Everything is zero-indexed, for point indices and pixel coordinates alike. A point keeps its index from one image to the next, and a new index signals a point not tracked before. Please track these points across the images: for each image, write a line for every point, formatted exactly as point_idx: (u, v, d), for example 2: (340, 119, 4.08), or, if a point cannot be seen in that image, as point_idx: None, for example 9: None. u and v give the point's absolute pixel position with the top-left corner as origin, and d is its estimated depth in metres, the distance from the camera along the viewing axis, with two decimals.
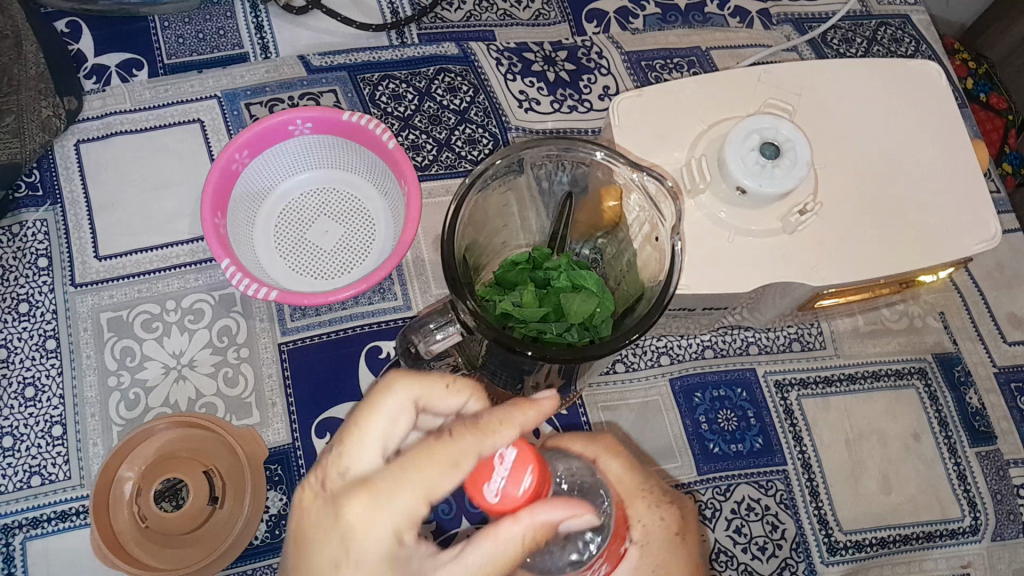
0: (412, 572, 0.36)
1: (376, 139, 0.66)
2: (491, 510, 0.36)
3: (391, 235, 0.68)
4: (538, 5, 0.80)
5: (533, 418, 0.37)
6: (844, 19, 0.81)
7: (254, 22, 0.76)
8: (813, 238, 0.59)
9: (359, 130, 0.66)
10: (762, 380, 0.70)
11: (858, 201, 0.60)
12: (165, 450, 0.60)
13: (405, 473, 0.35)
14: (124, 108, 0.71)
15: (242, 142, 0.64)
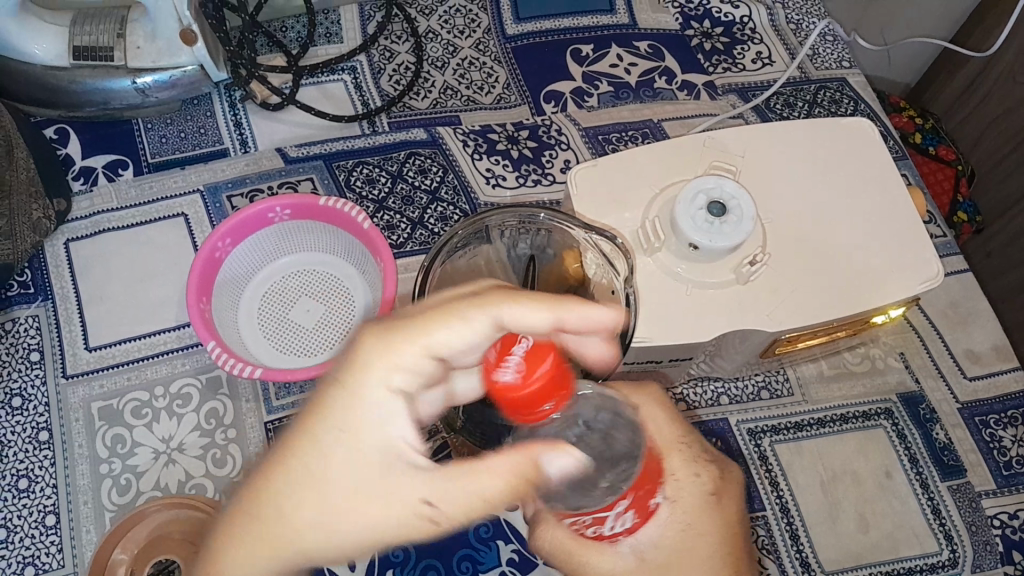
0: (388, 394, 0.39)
1: (352, 220, 0.69)
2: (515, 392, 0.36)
3: (370, 309, 0.72)
4: (499, 89, 0.85)
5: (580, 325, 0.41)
6: (785, 86, 0.87)
7: (233, 120, 0.81)
8: (767, 287, 0.62)
9: (335, 213, 0.70)
10: (735, 429, 0.73)
11: (807, 250, 0.64)
12: (156, 532, 0.61)
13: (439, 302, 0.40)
14: (111, 206, 0.75)
15: (224, 232, 0.68)
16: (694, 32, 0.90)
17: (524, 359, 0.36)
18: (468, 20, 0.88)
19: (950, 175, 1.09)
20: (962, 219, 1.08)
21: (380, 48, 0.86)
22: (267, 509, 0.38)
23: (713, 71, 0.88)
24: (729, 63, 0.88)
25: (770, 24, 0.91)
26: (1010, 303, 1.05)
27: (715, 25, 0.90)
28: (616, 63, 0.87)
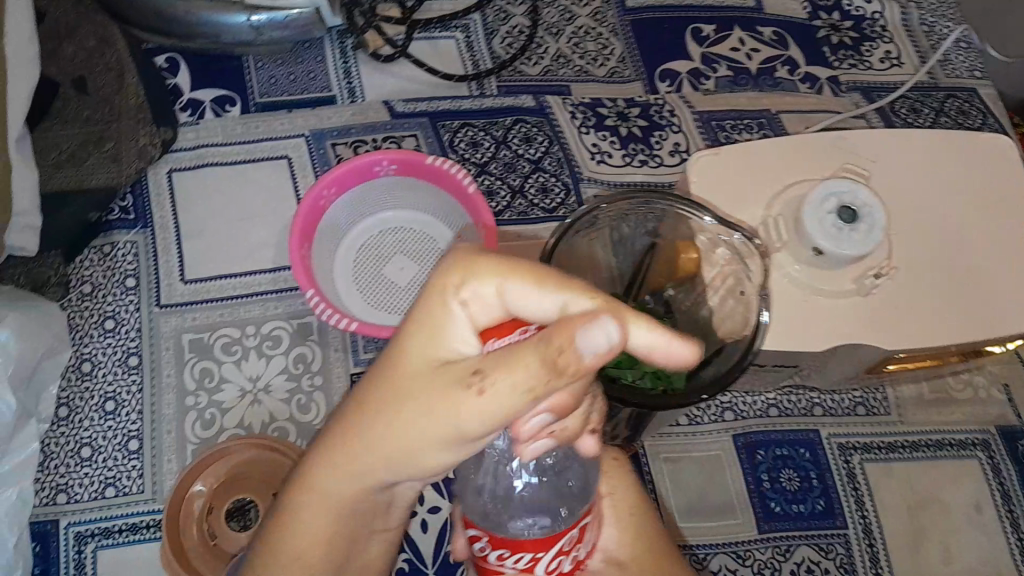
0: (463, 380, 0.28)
1: (456, 181, 0.69)
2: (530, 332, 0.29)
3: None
4: (614, 61, 0.82)
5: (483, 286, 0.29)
6: (912, 90, 0.83)
7: (343, 67, 0.79)
8: (885, 301, 0.60)
9: (441, 173, 0.69)
10: (826, 444, 0.70)
11: (933, 268, 0.61)
12: (239, 470, 0.61)
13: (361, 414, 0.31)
14: (215, 141, 0.75)
15: (330, 180, 0.68)
16: (822, 23, 0.86)
17: (500, 323, 0.30)
18: None
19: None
20: None
21: (495, 8, 0.83)
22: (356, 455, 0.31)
23: (839, 66, 0.84)
24: (856, 60, 0.84)
25: (902, 24, 0.87)
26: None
27: (845, 18, 0.86)
28: (738, 47, 0.83)
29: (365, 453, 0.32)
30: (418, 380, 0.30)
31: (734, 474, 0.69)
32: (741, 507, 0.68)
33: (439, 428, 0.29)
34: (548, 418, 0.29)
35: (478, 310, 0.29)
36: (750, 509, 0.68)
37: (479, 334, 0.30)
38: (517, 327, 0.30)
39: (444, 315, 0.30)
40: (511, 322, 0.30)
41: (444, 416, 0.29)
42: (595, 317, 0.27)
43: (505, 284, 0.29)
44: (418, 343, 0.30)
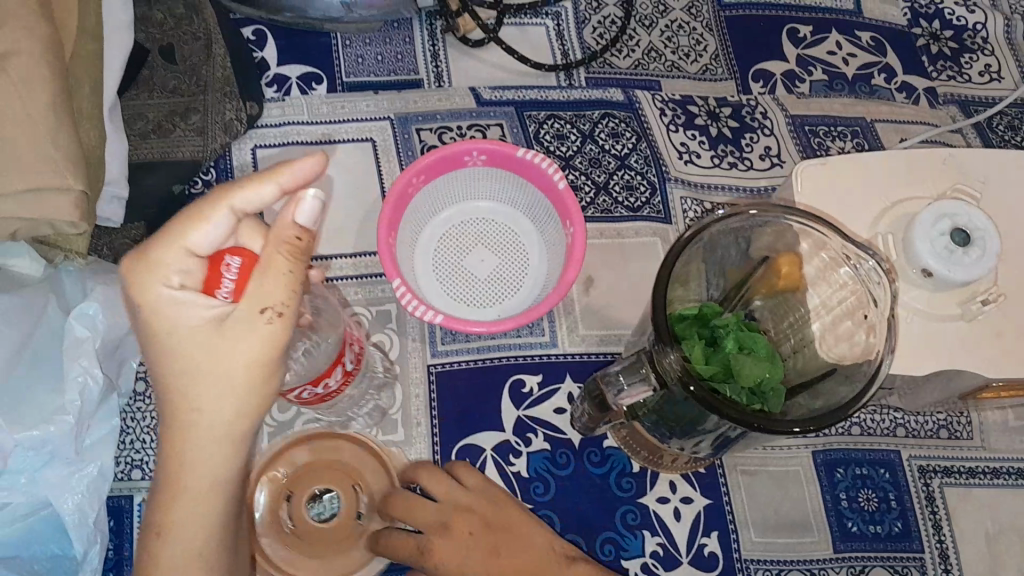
0: (232, 326, 0.43)
1: (547, 178, 0.66)
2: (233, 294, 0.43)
3: (547, 273, 0.69)
4: (706, 58, 0.79)
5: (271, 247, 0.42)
6: (1010, 106, 0.81)
7: (431, 49, 0.78)
8: (989, 328, 0.58)
9: (533, 168, 0.66)
10: (906, 465, 0.68)
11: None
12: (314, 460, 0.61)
13: (220, 356, 0.43)
14: (301, 119, 0.74)
15: (421, 168, 0.65)
16: (922, 31, 0.83)
17: (215, 276, 0.43)
18: None
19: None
20: None
21: None
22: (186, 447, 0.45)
23: (936, 77, 0.81)
24: (955, 72, 0.82)
25: (1005, 37, 0.84)
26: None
27: (945, 27, 0.83)
28: (835, 51, 0.81)
29: (199, 399, 0.44)
30: (183, 347, 0.43)
31: (813, 492, 0.66)
32: (817, 523, 0.65)
33: (256, 342, 0.43)
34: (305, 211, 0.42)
35: (187, 286, 0.43)
36: (826, 526, 0.65)
37: (194, 291, 0.43)
38: (226, 261, 0.42)
39: (162, 313, 0.43)
40: (220, 267, 0.42)
41: (249, 347, 0.43)
42: (300, 197, 0.42)
43: (167, 276, 0.42)
44: (172, 318, 0.43)
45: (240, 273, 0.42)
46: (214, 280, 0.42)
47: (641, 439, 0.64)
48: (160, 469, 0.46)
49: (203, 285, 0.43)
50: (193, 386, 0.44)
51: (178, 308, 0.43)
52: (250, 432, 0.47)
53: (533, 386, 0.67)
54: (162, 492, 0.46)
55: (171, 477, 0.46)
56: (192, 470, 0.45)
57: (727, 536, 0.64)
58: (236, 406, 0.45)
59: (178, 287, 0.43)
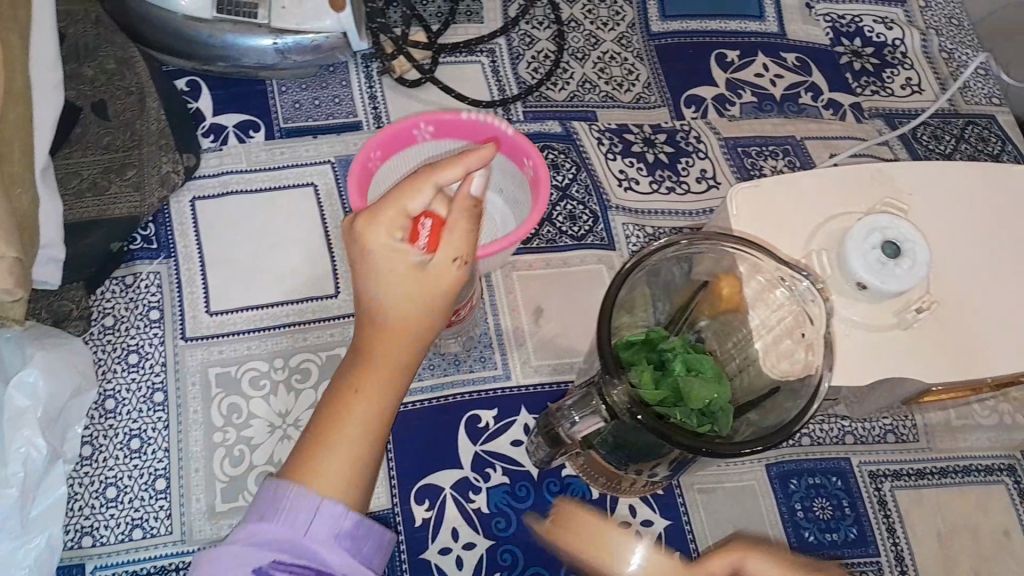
0: (429, 271, 0.46)
1: (497, 129, 0.70)
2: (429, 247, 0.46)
3: (513, 220, 0.72)
4: (640, 87, 0.81)
5: (457, 233, 0.46)
6: (932, 117, 0.84)
7: (368, 93, 0.78)
8: (921, 333, 0.60)
9: (476, 128, 0.70)
10: (856, 471, 0.70)
11: (970, 301, 0.62)
12: None
13: (404, 298, 0.46)
14: (240, 168, 0.73)
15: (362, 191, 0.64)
16: (845, 49, 0.86)
17: (411, 230, 0.47)
18: (612, 12, 0.84)
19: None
20: None
21: (521, 32, 0.82)
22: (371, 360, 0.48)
23: (861, 92, 0.84)
24: (879, 86, 0.85)
25: (922, 50, 0.87)
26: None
27: (866, 44, 0.86)
28: (762, 73, 0.83)
29: (400, 321, 0.47)
30: (388, 275, 0.46)
31: (768, 504, 0.68)
32: (776, 535, 0.67)
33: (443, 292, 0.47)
34: (475, 181, 0.46)
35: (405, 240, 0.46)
36: (784, 537, 0.67)
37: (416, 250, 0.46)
38: (421, 221, 0.46)
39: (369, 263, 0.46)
40: (416, 224, 0.46)
41: (442, 297, 0.47)
42: (471, 176, 0.46)
43: (393, 232, 0.46)
44: (380, 261, 0.46)
45: (433, 233, 0.46)
46: (413, 233, 0.46)
47: (599, 467, 0.64)
48: (339, 394, 0.48)
49: (409, 240, 0.46)
50: (403, 293, 0.46)
51: (394, 246, 0.46)
52: (418, 359, 0.50)
53: (489, 420, 0.68)
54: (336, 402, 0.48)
55: (338, 408, 0.48)
56: (362, 396, 0.48)
57: (688, 554, 0.66)
58: (413, 336, 0.48)
59: (400, 240, 0.46)
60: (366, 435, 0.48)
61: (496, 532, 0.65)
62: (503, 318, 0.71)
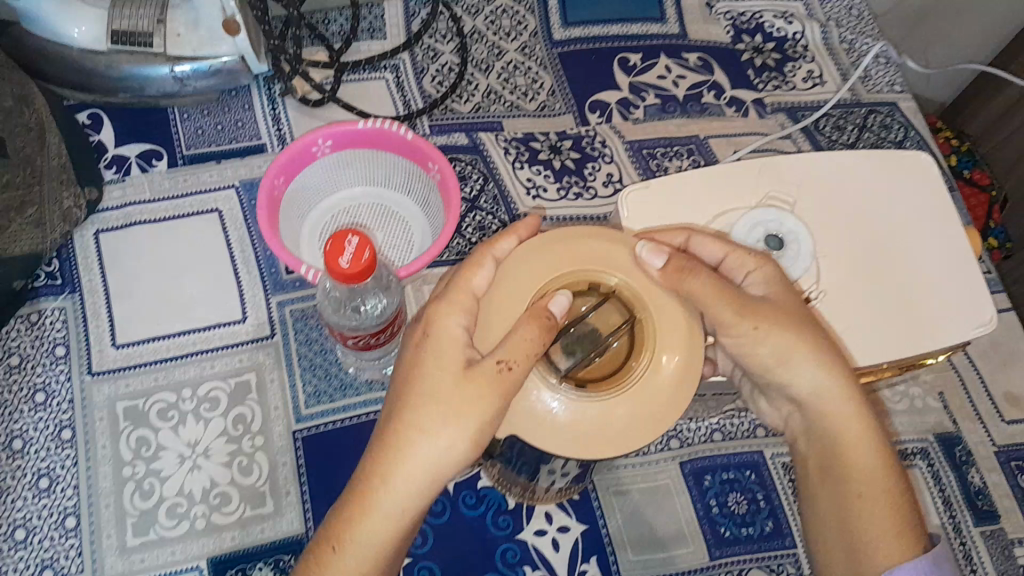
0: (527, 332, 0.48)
1: (394, 135, 0.70)
2: (351, 268, 0.49)
3: (427, 225, 0.73)
4: (544, 95, 0.82)
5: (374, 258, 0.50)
6: (835, 107, 0.84)
7: (271, 114, 0.78)
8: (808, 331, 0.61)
9: (375, 133, 0.70)
10: (770, 464, 0.70)
11: (862, 286, 0.63)
12: None
13: (432, 398, 0.43)
14: (143, 199, 0.73)
15: (275, 173, 0.67)
16: (746, 46, 0.87)
17: (336, 247, 0.49)
18: (515, 21, 0.85)
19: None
20: (991, 243, 1.07)
21: (424, 46, 0.82)
22: (405, 449, 0.43)
23: (763, 88, 0.85)
24: (781, 81, 0.86)
25: (823, 42, 0.88)
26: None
27: (767, 39, 0.88)
28: (665, 75, 0.84)
29: (418, 437, 0.43)
30: (439, 376, 0.44)
31: (684, 501, 0.68)
32: (692, 533, 0.66)
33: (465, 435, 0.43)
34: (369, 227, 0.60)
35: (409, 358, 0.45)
36: (699, 535, 0.67)
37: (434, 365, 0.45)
38: (346, 243, 0.50)
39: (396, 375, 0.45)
40: (342, 245, 0.50)
41: (487, 400, 0.43)
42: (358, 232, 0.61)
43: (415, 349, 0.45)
44: (436, 346, 0.44)
45: (354, 252, 0.50)
46: (338, 250, 0.49)
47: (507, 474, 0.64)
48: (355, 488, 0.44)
49: (333, 255, 0.49)
50: (442, 386, 0.43)
51: (446, 336, 0.44)
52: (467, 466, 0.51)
53: None
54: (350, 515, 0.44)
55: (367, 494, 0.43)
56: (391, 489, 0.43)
57: (604, 558, 0.65)
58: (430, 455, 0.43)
59: (464, 334, 0.45)
60: (388, 539, 0.44)
61: (411, 549, 0.65)
62: None
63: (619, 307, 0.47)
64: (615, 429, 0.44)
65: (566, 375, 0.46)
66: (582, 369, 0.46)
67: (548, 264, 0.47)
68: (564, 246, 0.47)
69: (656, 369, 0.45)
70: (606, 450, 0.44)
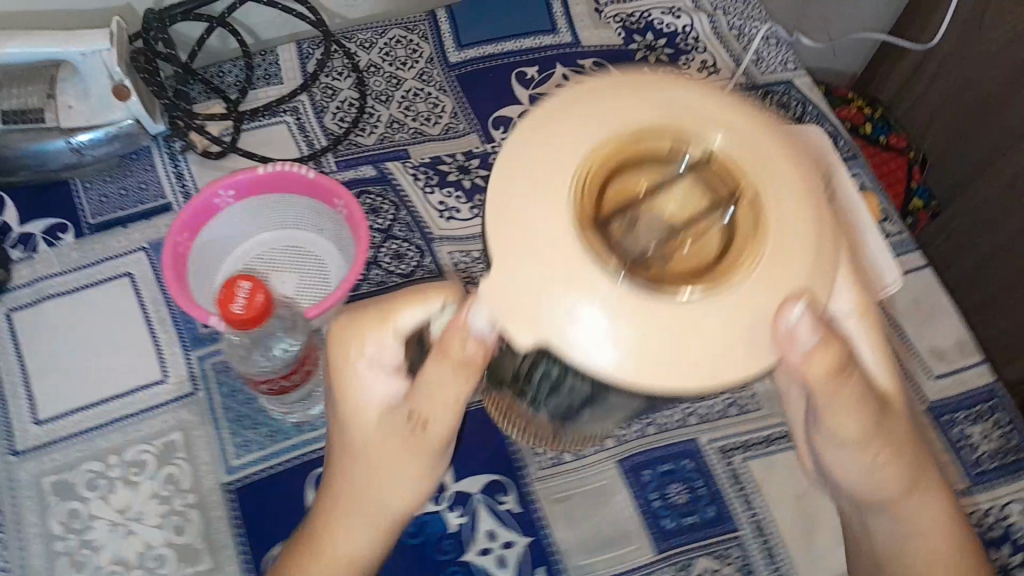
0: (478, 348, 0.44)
1: (297, 176, 0.70)
2: (244, 317, 0.48)
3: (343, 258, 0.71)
4: (446, 119, 0.83)
5: (266, 299, 0.49)
6: None
7: (175, 172, 0.77)
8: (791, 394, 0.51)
9: (279, 176, 0.70)
10: (705, 450, 0.70)
11: None
12: None
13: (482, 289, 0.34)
14: (52, 272, 0.73)
15: (180, 224, 0.66)
16: (638, 45, 0.88)
17: (226, 294, 0.48)
18: (410, 50, 0.85)
19: (902, 162, 1.07)
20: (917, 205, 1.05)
21: (322, 86, 0.82)
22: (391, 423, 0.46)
23: None
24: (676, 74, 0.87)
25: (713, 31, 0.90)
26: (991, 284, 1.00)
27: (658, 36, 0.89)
28: (562, 83, 0.84)
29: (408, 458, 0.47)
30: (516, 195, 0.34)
31: (626, 499, 0.67)
32: (636, 530, 0.66)
33: (437, 430, 0.45)
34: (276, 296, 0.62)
35: (378, 372, 0.46)
36: (645, 530, 0.66)
37: (390, 370, 0.46)
38: (236, 287, 0.48)
39: (353, 369, 0.46)
40: (232, 291, 0.48)
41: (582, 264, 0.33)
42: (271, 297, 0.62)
43: (364, 349, 0.45)
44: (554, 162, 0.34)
45: (246, 297, 0.48)
46: (228, 297, 0.48)
47: (541, 430, 0.55)
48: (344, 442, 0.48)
49: (223, 304, 0.48)
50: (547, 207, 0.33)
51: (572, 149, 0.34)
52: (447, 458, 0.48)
53: None
54: (328, 508, 0.49)
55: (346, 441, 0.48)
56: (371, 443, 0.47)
57: (553, 568, 0.64)
58: (423, 467, 0.47)
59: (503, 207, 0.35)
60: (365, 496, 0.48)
61: None
62: None
63: (723, 184, 0.35)
64: (698, 347, 0.32)
65: (633, 265, 0.33)
66: (645, 264, 0.33)
67: (606, 109, 0.35)
68: (612, 83, 0.37)
69: (787, 298, 0.33)
70: (671, 380, 0.32)
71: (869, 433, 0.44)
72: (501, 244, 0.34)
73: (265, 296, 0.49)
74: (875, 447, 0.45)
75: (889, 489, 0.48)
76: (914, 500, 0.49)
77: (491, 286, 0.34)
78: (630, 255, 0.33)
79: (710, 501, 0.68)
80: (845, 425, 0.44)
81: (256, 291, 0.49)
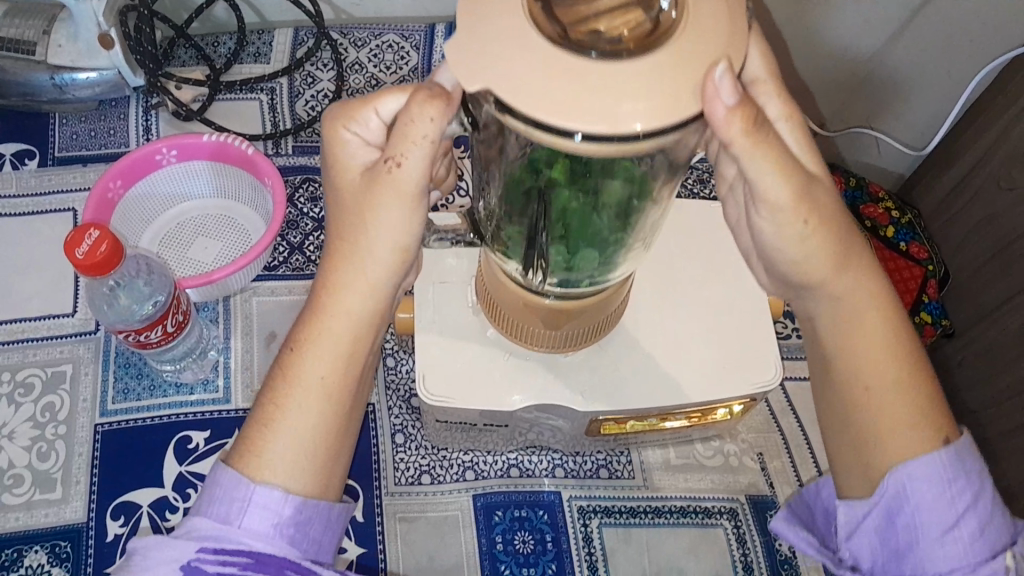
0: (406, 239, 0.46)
1: (235, 148, 0.73)
2: (85, 261, 0.52)
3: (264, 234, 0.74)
4: None
5: (111, 247, 0.53)
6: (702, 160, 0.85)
7: (144, 124, 0.82)
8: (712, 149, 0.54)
9: (219, 145, 0.73)
10: (565, 506, 0.66)
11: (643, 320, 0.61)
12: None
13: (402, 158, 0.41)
14: (8, 193, 0.78)
15: (115, 172, 0.71)
16: None
17: (76, 239, 0.53)
18: (398, 56, 0.87)
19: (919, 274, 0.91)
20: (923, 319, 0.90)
21: (304, 73, 0.85)
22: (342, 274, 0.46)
23: None
24: None
25: None
26: (967, 417, 0.91)
27: None
28: None
29: (371, 272, 0.45)
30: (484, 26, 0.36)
31: (469, 536, 0.64)
32: (470, 568, 0.63)
33: (413, 169, 0.42)
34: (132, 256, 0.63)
35: (359, 137, 0.46)
36: (478, 571, 0.63)
37: (372, 146, 0.46)
38: (88, 232, 0.53)
39: (341, 139, 0.45)
40: (83, 236, 0.53)
41: (534, 68, 0.34)
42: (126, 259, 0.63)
43: (352, 123, 0.45)
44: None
45: (94, 243, 0.53)
46: (76, 242, 0.53)
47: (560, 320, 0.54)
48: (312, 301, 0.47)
49: (71, 246, 0.53)
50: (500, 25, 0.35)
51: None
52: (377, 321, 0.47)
53: (199, 442, 0.67)
54: (290, 348, 0.47)
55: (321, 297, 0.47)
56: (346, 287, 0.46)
57: None
58: (411, 226, 0.44)
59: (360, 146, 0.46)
60: (342, 355, 0.46)
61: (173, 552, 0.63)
62: (234, 341, 0.72)
63: None
64: (604, 95, 0.33)
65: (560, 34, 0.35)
66: (583, 27, 0.36)
67: None
68: None
69: (709, 64, 0.36)
70: (578, 122, 0.33)
71: (801, 196, 0.43)
72: (466, 64, 0.35)
73: (113, 247, 0.53)
74: (804, 211, 0.44)
75: (819, 264, 0.46)
76: (843, 281, 0.47)
77: (459, 45, 0.36)
78: (592, 30, 0.36)
79: (554, 558, 0.64)
80: (773, 187, 0.42)
81: (102, 239, 0.53)
